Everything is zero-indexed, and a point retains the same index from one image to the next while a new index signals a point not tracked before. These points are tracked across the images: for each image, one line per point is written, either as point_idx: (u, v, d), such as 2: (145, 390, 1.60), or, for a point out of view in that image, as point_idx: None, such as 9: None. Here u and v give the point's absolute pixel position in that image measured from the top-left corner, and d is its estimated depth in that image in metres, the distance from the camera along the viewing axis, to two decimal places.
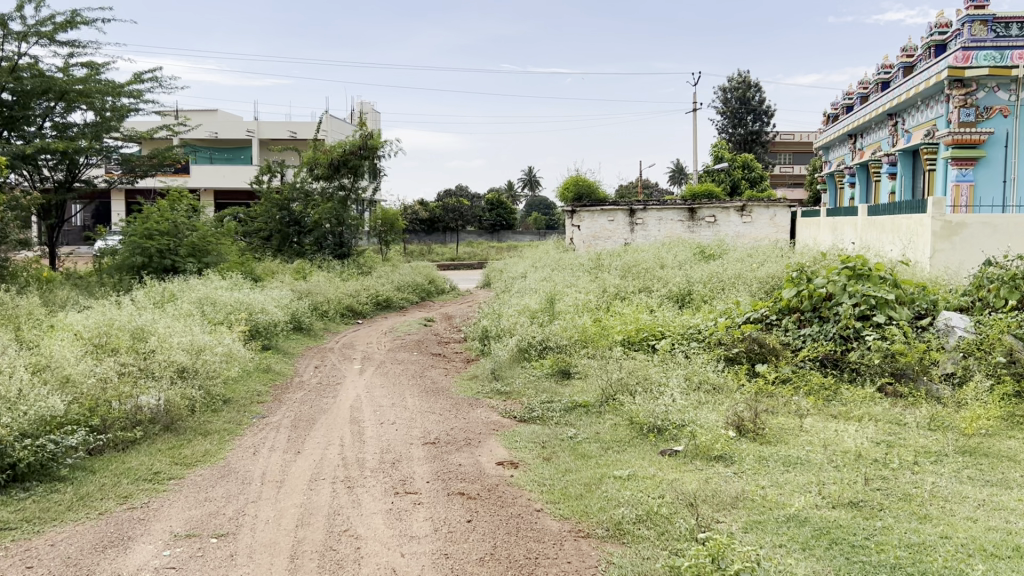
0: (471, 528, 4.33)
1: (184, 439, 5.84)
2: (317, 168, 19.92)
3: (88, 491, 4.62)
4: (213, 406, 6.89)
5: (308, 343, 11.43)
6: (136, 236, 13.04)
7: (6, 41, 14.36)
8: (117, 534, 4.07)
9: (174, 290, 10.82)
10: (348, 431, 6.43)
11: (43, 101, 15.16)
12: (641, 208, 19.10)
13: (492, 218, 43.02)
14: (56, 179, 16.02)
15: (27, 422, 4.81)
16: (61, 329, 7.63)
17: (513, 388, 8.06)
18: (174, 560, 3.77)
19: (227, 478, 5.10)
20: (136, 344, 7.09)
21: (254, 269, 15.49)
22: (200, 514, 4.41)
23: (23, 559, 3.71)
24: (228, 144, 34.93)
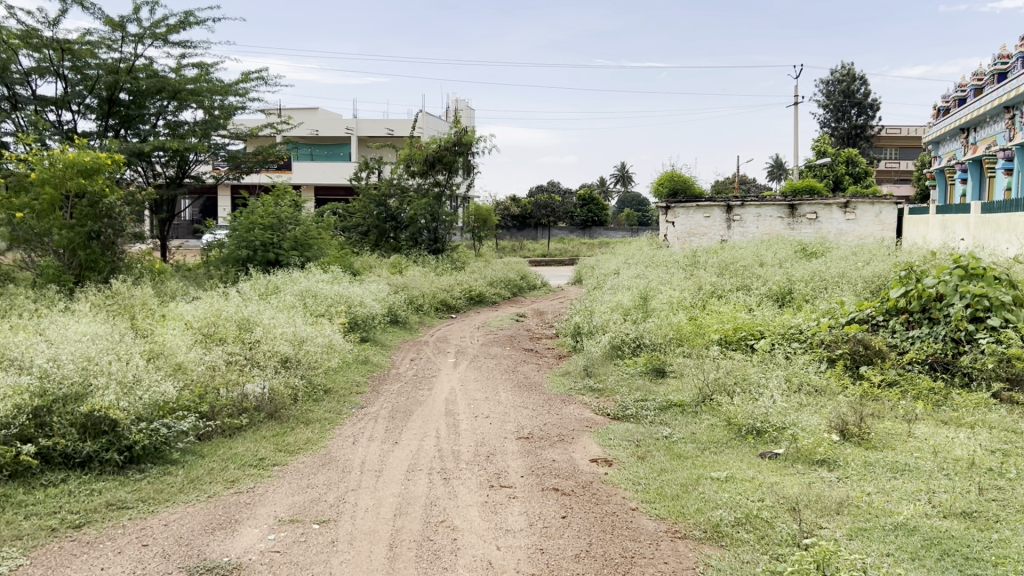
0: (566, 524, 4.31)
1: (287, 427, 6.01)
2: (413, 164, 20.35)
3: (198, 474, 4.80)
4: (314, 395, 7.08)
5: (403, 336, 11.61)
6: (242, 230, 13.53)
7: (124, 42, 15.07)
8: (225, 517, 4.21)
9: (278, 283, 11.14)
10: (444, 424, 6.49)
11: (157, 100, 15.86)
12: (739, 205, 18.76)
13: (584, 215, 42.89)
14: (167, 176, 16.68)
15: (142, 406, 5.03)
16: (172, 318, 7.95)
17: (605, 385, 8.00)
18: (279, 545, 3.87)
19: (328, 466, 5.22)
20: (242, 334, 7.34)
21: (352, 263, 15.84)
22: (302, 501, 4.53)
23: (139, 537, 3.88)
24: (328, 141, 35.78)
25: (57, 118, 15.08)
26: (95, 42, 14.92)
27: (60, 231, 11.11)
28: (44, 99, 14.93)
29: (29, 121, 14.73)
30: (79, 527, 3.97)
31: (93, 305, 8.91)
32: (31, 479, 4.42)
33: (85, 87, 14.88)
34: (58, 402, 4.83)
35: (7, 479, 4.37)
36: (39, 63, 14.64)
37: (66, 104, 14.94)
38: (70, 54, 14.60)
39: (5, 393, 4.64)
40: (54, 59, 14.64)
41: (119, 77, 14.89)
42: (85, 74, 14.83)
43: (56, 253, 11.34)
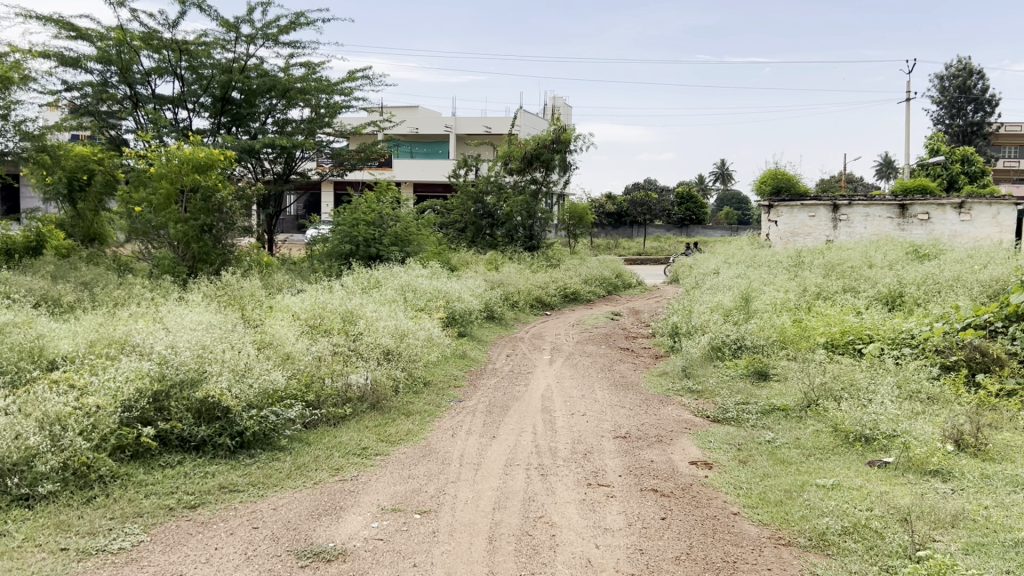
0: (665, 526, 4.26)
1: (388, 418, 6.13)
2: (511, 161, 20.45)
3: (305, 461, 4.94)
4: (414, 388, 7.19)
5: (500, 332, 11.67)
6: (345, 225, 13.89)
7: (237, 43, 15.64)
8: (330, 503, 4.32)
9: (379, 278, 11.35)
10: (540, 420, 6.51)
11: (268, 99, 16.41)
12: (846, 204, 18.19)
13: (682, 213, 42.27)
14: (275, 172, 17.22)
15: (253, 394, 5.22)
16: (280, 310, 8.20)
17: (705, 387, 7.87)
18: (382, 533, 3.95)
19: (428, 458, 5.30)
20: (346, 327, 7.51)
21: (450, 259, 16.03)
22: (403, 490, 4.61)
23: (250, 519, 4.02)
24: (427, 139, 36.33)
25: (174, 116, 15.78)
26: (211, 43, 15.54)
27: (175, 224, 11.63)
28: (162, 98, 15.65)
29: (149, 119, 15.45)
30: (194, 507, 4.14)
31: (206, 295, 9.29)
32: (151, 460, 4.64)
33: (200, 86, 15.51)
34: (176, 387, 5.06)
35: (128, 458, 4.59)
36: (159, 64, 15.36)
37: (183, 103, 15.63)
38: (187, 54, 15.21)
39: (128, 377, 4.89)
40: (173, 59, 15.30)
41: (232, 76, 15.46)
42: (201, 73, 15.47)
43: (172, 246, 11.87)
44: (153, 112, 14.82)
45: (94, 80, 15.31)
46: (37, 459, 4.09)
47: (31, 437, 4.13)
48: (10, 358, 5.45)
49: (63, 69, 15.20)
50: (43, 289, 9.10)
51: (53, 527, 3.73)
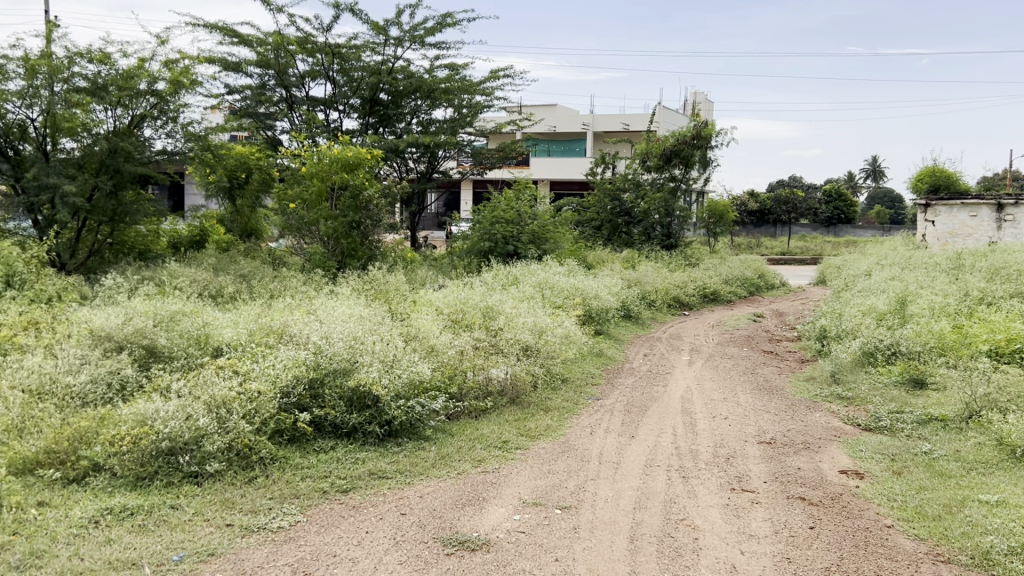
0: (814, 535, 4.12)
1: (527, 413, 6.19)
2: (650, 159, 20.21)
3: (449, 452, 5.06)
4: (552, 384, 7.24)
5: (636, 331, 11.59)
6: (485, 223, 14.14)
7: (386, 45, 16.15)
8: (474, 494, 4.41)
9: (517, 274, 11.48)
10: (681, 421, 6.41)
11: (413, 99, 16.88)
12: (1012, 203, 16.98)
13: (829, 212, 40.62)
14: (418, 171, 17.66)
15: (400, 384, 5.39)
16: (423, 304, 8.43)
17: (855, 393, 7.54)
18: (524, 526, 4.00)
19: (568, 454, 5.32)
20: (487, 322, 7.64)
21: (586, 257, 15.99)
22: (544, 485, 4.65)
23: (398, 506, 4.16)
24: (565, 137, 36.45)
25: (326, 117, 16.47)
26: (361, 46, 16.13)
27: (326, 220, 12.16)
28: (315, 100, 16.39)
29: (303, 120, 16.20)
30: (346, 491, 4.32)
31: (353, 289, 9.64)
32: (306, 444, 4.88)
33: (350, 88, 16.14)
34: (330, 375, 5.29)
35: (285, 442, 4.85)
36: (313, 67, 16.08)
37: (334, 104, 16.30)
38: (339, 57, 15.97)
39: (287, 365, 5.16)
40: (325, 63, 16.03)
41: (380, 78, 16.02)
42: (351, 76, 16.11)
43: (323, 241, 12.42)
44: (306, 113, 15.52)
45: (253, 83, 16.20)
46: (205, 439, 4.38)
47: (200, 418, 4.42)
48: (180, 345, 5.85)
49: (226, 73, 16.14)
50: (205, 280, 9.69)
51: (220, 503, 3.98)
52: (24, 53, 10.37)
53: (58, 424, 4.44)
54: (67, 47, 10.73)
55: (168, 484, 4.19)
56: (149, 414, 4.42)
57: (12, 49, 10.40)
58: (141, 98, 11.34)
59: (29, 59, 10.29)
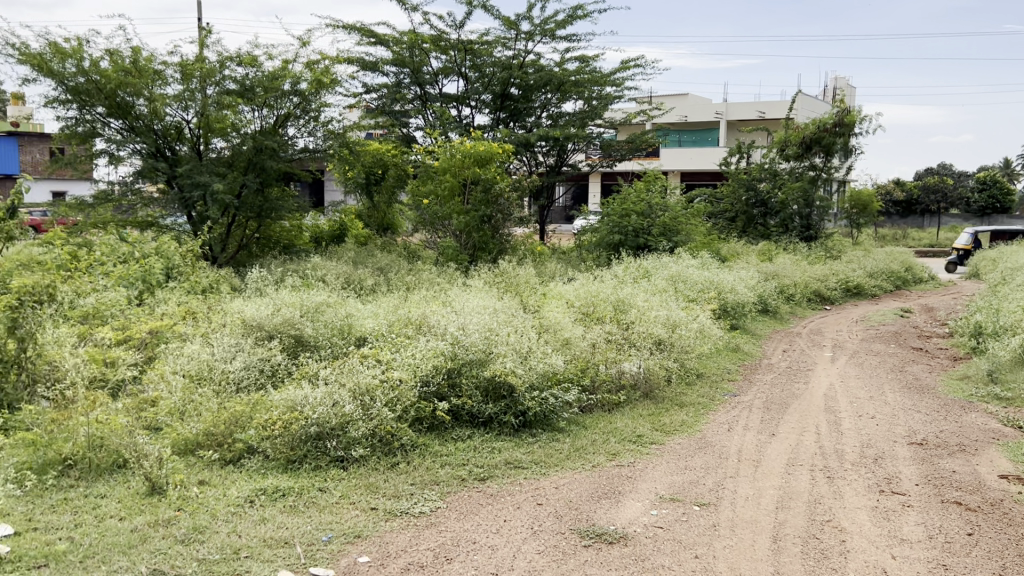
0: (973, 542, 3.88)
1: (662, 408, 6.10)
2: (788, 148, 19.65)
3: (584, 444, 5.05)
4: (687, 379, 7.12)
5: (774, 326, 11.25)
6: (616, 215, 14.05)
7: (517, 39, 16.26)
8: (610, 487, 4.39)
9: (649, 267, 11.33)
10: (824, 420, 6.18)
11: (543, 93, 16.90)
12: None
13: (984, 201, 38.23)
14: (547, 164, 17.67)
15: (534, 375, 5.41)
16: (555, 296, 8.46)
17: (1016, 394, 7.05)
18: (662, 521, 3.96)
19: (705, 450, 5.22)
20: (619, 315, 7.56)
21: (720, 249, 15.62)
22: (681, 481, 4.58)
23: (534, 496, 4.19)
24: (697, 127, 35.79)
25: (458, 113, 16.75)
26: (493, 41, 16.31)
27: (458, 215, 12.37)
28: (448, 96, 16.69)
29: (436, 116, 16.54)
30: (483, 480, 4.39)
31: (485, 282, 9.77)
32: (445, 432, 5.00)
33: (482, 83, 16.37)
34: (467, 366, 5.39)
35: (425, 429, 4.98)
36: (447, 64, 16.43)
37: (466, 100, 16.56)
38: (470, 53, 16.20)
39: (426, 355, 5.30)
40: (458, 59, 16.32)
41: (511, 73, 16.17)
42: (483, 72, 16.30)
43: (455, 235, 12.64)
44: (439, 109, 15.83)
45: (389, 81, 16.66)
46: (351, 425, 4.54)
47: (346, 405, 4.60)
48: (325, 335, 6.10)
49: (364, 73, 16.67)
50: (344, 273, 10.04)
51: (365, 488, 4.12)
52: (181, 58, 11.04)
53: (215, 407, 4.73)
54: (220, 51, 11.34)
55: (316, 467, 4.37)
56: (299, 400, 4.64)
57: (170, 55, 11.08)
58: (285, 98, 11.83)
59: (186, 64, 10.96)
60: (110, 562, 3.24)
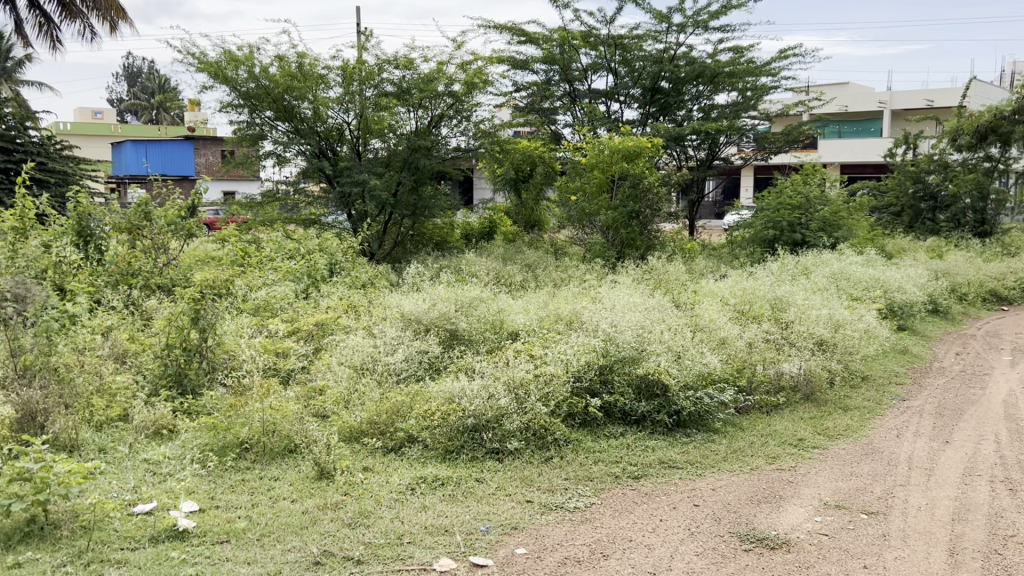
0: None
1: (824, 411, 5.85)
2: (961, 138, 18.41)
3: (740, 446, 4.91)
4: (851, 382, 6.79)
5: (945, 327, 10.60)
6: (772, 210, 13.60)
7: (668, 32, 16.01)
8: (770, 491, 4.26)
9: (808, 264, 10.91)
10: (1004, 428, 5.76)
11: (695, 85, 16.54)
12: None
13: None
14: (698, 158, 17.28)
15: (688, 375, 5.30)
16: (710, 293, 8.27)
17: None
18: (826, 528, 3.80)
19: (872, 457, 4.98)
20: (777, 314, 7.31)
21: (885, 245, 14.84)
22: (847, 488, 4.38)
23: (691, 497, 4.12)
24: (859, 117, 34.19)
25: (608, 108, 16.67)
26: (643, 35, 16.14)
27: (607, 211, 12.30)
28: (597, 92, 16.65)
29: (585, 112, 16.54)
30: (638, 478, 4.35)
31: (636, 278, 9.69)
32: (598, 428, 4.99)
33: (632, 78, 16.27)
34: (619, 362, 5.35)
35: (577, 425, 5.00)
36: (597, 60, 16.40)
37: (615, 95, 16.47)
38: (621, 48, 16.25)
39: (579, 352, 5.31)
40: (608, 54, 16.35)
41: (662, 66, 15.99)
42: (633, 66, 16.23)
43: (604, 232, 12.58)
44: (588, 105, 15.82)
45: (539, 79, 16.78)
46: (506, 418, 4.61)
47: (501, 399, 4.67)
48: (478, 329, 6.20)
49: (514, 72, 16.86)
50: (494, 269, 10.20)
51: (520, 480, 4.17)
52: (342, 62, 11.55)
53: (378, 398, 4.92)
54: (378, 55, 11.75)
55: (473, 458, 4.46)
56: (456, 393, 4.77)
57: (332, 60, 11.59)
58: (439, 99, 12.10)
59: (347, 68, 11.45)
60: (284, 541, 3.43)
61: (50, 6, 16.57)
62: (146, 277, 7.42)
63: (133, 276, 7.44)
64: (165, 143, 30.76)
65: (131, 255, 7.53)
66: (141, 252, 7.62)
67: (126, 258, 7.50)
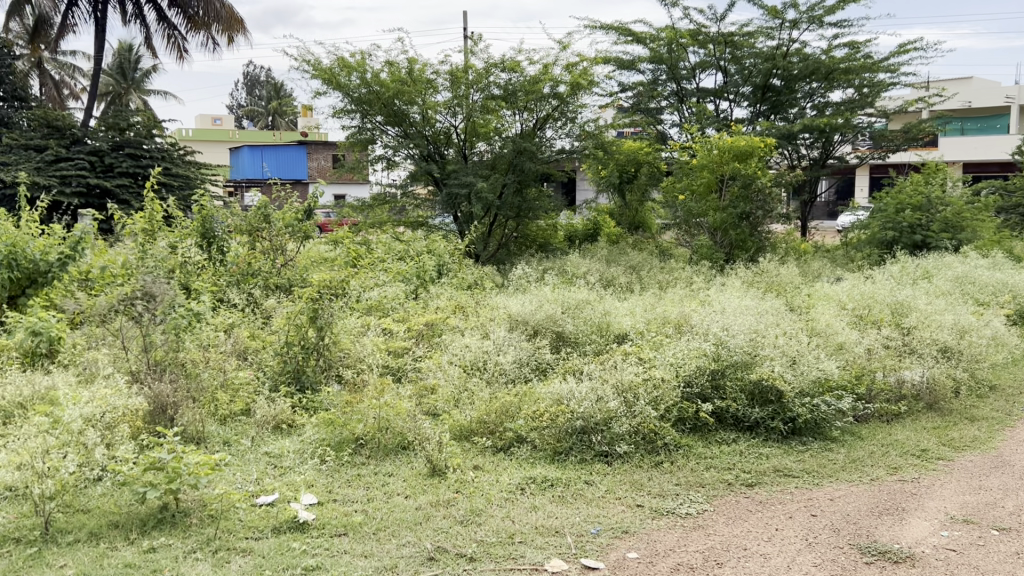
0: None
1: (950, 422, 5.58)
2: None
3: (860, 456, 4.74)
4: (978, 392, 6.46)
5: None
6: (889, 211, 13.09)
7: (782, 29, 15.62)
8: (891, 503, 4.10)
9: (929, 268, 10.44)
10: None
11: (808, 83, 16.06)
12: None
13: None
14: (811, 158, 16.77)
15: (805, 382, 5.14)
16: (825, 297, 8.01)
17: None
18: (954, 543, 3.63)
19: (1002, 470, 4.72)
20: (898, 319, 7.02)
21: (1014, 247, 14.05)
22: (976, 502, 4.17)
23: (807, 506, 4.00)
24: (984, 113, 32.53)
25: (716, 108, 16.38)
26: (754, 32, 15.80)
27: (715, 212, 12.08)
28: (706, 91, 16.38)
29: (692, 112, 16.29)
30: (752, 485, 4.26)
31: (745, 281, 9.49)
32: (709, 434, 4.91)
33: (742, 76, 15.98)
34: (731, 367, 5.25)
35: (688, 430, 4.94)
36: (706, 58, 16.15)
37: (725, 94, 16.16)
38: (731, 45, 15.94)
39: (691, 357, 5.25)
40: (718, 52, 16.07)
41: (774, 63, 15.60)
42: (744, 64, 15.93)
43: (712, 233, 12.36)
44: (696, 104, 15.58)
45: (645, 79, 16.62)
46: (614, 421, 4.59)
47: (610, 402, 4.66)
48: (585, 331, 6.20)
49: (621, 72, 16.76)
50: (599, 272, 10.16)
51: (630, 484, 4.14)
52: (451, 66, 11.72)
53: (488, 398, 4.99)
54: (486, 58, 11.87)
55: (582, 460, 4.46)
56: (565, 394, 4.78)
57: (441, 64, 11.78)
58: (545, 101, 12.09)
59: (456, 73, 11.62)
60: (399, 536, 3.50)
61: (177, 18, 17.45)
62: (265, 277, 7.74)
63: (252, 275, 7.77)
64: (280, 149, 31.95)
65: (251, 256, 7.91)
66: (260, 254, 8.01)
67: (246, 258, 7.88)
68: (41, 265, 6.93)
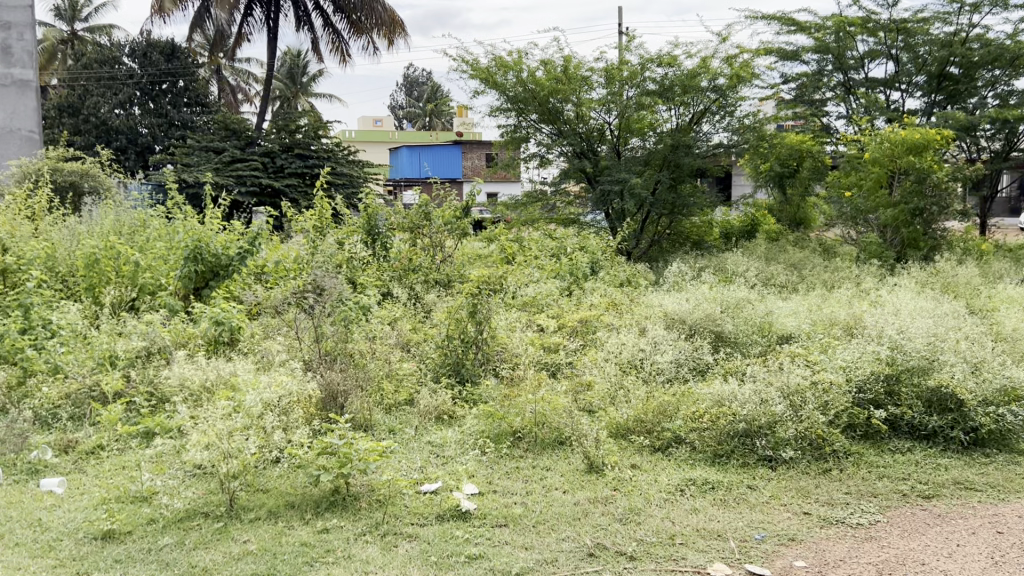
0: None
1: None
2: None
3: None
4: None
5: None
6: None
7: (961, 13, 14.64)
8: None
9: None
10: None
11: (990, 70, 14.97)
12: None
13: None
14: (992, 150, 15.63)
15: (990, 389, 4.79)
16: (1011, 300, 7.43)
17: None
18: None
19: None
20: None
21: None
22: None
23: (992, 523, 3.73)
24: None
25: (887, 98, 15.53)
26: (930, 18, 14.88)
27: (885, 209, 11.45)
28: (876, 81, 15.57)
29: (860, 103, 15.51)
30: (929, 497, 4.02)
31: (917, 281, 8.96)
32: (882, 442, 4.68)
33: (916, 64, 15.09)
34: (907, 373, 4.97)
35: (858, 437, 4.73)
36: (876, 47, 15.36)
37: (896, 84, 15.31)
38: (904, 33, 15.08)
39: (864, 361, 5.01)
40: (889, 40, 15.24)
41: (951, 50, 14.64)
42: (917, 52, 15.04)
43: (881, 231, 11.73)
44: (864, 95, 14.83)
45: (810, 70, 15.98)
46: (779, 425, 4.44)
47: (775, 404, 4.52)
48: (746, 331, 6.02)
49: (783, 63, 16.20)
50: (758, 270, 9.85)
51: (796, 491, 4.00)
52: (606, 64, 11.69)
53: (645, 397, 4.93)
54: (642, 54, 11.75)
55: (744, 464, 4.34)
56: (727, 396, 4.67)
57: (596, 62, 11.76)
58: (703, 95, 11.80)
59: (612, 70, 11.57)
60: (559, 530, 3.53)
61: (342, 23, 18.29)
62: (425, 272, 7.97)
63: (414, 270, 8.02)
64: (437, 148, 32.91)
65: (412, 252, 8.17)
66: (420, 250, 8.25)
67: (407, 254, 8.15)
68: (223, 258, 7.34)
